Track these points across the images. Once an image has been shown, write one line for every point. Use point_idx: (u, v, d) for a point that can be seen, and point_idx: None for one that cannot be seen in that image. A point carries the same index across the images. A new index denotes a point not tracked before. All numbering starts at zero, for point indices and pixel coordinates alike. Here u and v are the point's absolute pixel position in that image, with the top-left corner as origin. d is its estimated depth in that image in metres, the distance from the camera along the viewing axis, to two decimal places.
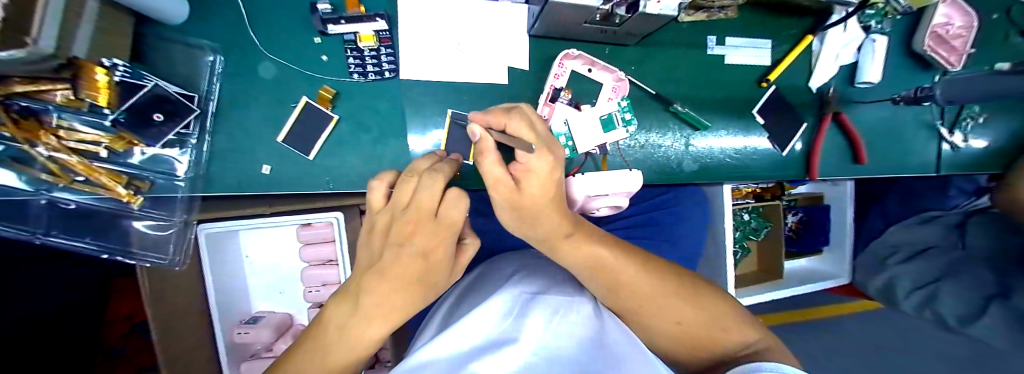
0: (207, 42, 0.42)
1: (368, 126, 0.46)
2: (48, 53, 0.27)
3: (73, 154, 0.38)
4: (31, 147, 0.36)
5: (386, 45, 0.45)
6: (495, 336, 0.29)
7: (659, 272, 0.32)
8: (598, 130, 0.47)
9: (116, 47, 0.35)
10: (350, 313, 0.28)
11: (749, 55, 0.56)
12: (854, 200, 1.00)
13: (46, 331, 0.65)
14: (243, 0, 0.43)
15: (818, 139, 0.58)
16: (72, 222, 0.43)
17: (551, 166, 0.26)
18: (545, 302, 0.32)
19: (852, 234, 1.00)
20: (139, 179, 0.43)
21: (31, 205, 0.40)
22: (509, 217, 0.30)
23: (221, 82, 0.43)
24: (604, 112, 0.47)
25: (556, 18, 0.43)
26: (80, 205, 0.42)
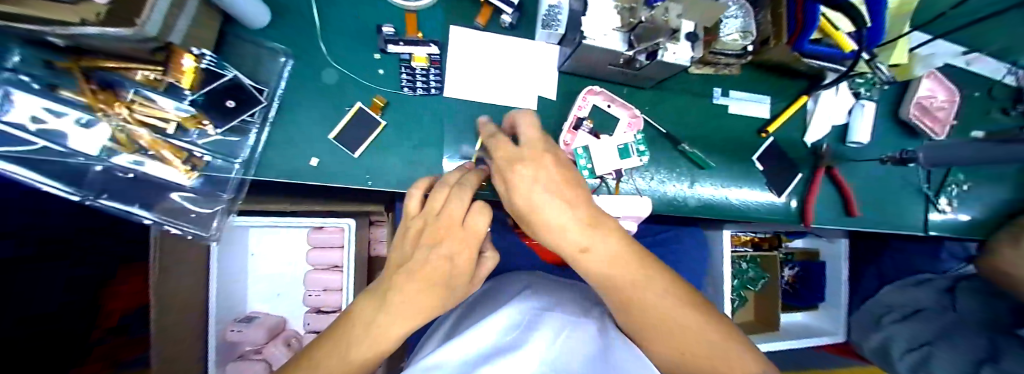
0: (284, 47, 0.49)
1: (409, 134, 0.52)
2: (150, 36, 0.34)
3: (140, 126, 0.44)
4: (104, 117, 0.43)
5: (435, 67, 0.51)
6: (506, 346, 0.31)
7: (681, 295, 0.30)
8: (615, 157, 0.50)
9: (203, 40, 0.43)
10: (378, 310, 0.30)
11: (750, 108, 0.63)
12: (846, 258, 1.07)
13: (46, 331, 0.67)
14: (319, 17, 0.50)
15: (811, 191, 0.63)
16: (123, 189, 0.48)
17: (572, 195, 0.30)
18: (553, 320, 0.35)
19: (845, 291, 1.06)
20: (197, 157, 0.47)
21: (92, 170, 0.46)
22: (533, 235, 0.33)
23: (288, 82, 0.49)
24: (621, 141, 0.50)
25: (584, 59, 0.50)
26: (136, 174, 0.47)
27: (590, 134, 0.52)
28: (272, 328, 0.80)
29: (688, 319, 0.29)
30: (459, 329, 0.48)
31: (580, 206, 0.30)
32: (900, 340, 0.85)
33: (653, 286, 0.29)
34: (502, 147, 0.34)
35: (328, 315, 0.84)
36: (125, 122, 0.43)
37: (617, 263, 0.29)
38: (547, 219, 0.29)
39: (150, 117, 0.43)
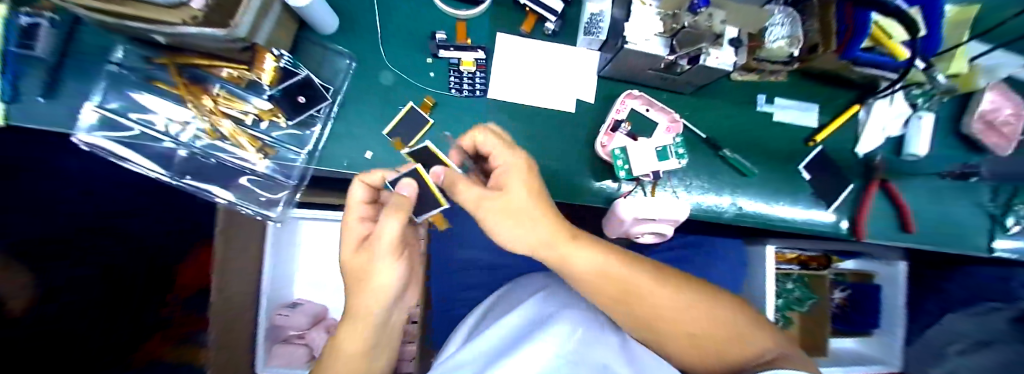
0: (348, 52, 0.54)
1: (453, 132, 0.55)
2: (240, 37, 0.40)
3: (223, 116, 0.52)
4: (196, 108, 0.51)
5: (481, 71, 0.55)
6: (503, 342, 0.40)
7: (669, 287, 0.40)
8: (652, 159, 0.50)
9: (281, 41, 0.49)
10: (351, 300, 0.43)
11: (797, 116, 0.61)
12: (906, 284, 0.98)
13: (46, 332, 0.56)
14: (379, 24, 0.55)
15: (863, 205, 0.60)
16: (205, 173, 0.55)
17: (521, 163, 0.40)
18: (564, 318, 0.41)
19: (901, 318, 1.00)
20: (268, 146, 0.53)
21: (178, 155, 0.54)
22: (498, 222, 0.39)
23: (350, 81, 0.54)
24: (659, 144, 0.51)
25: (624, 63, 0.51)
26: (217, 160, 0.55)
27: (628, 137, 0.53)
28: (314, 314, 0.85)
29: (674, 302, 0.39)
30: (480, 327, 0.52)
31: (541, 199, 0.40)
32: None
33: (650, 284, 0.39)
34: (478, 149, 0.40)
35: None
36: (208, 114, 0.51)
37: (607, 271, 0.39)
38: (510, 203, 0.38)
39: (230, 110, 0.51)
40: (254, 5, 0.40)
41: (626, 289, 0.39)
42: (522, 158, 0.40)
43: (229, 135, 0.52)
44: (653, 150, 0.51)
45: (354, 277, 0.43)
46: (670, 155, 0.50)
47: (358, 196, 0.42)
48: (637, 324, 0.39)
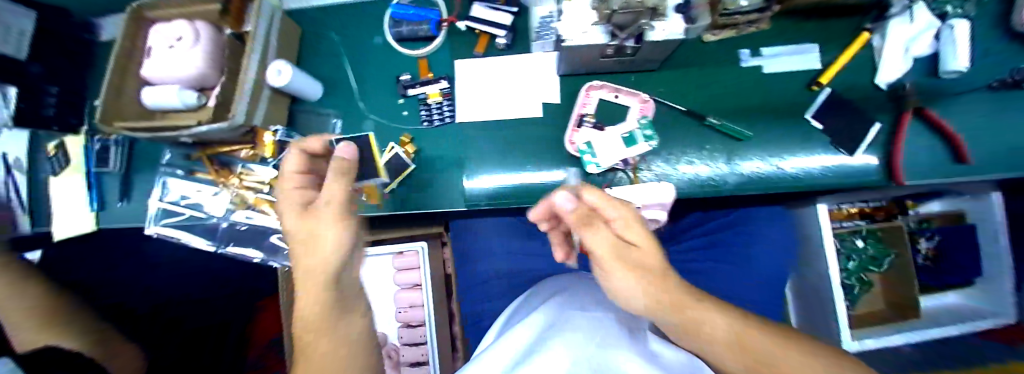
0: (334, 111, 0.61)
1: (434, 161, 0.59)
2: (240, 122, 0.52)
3: (247, 189, 0.63)
4: (229, 187, 0.63)
5: (448, 99, 0.59)
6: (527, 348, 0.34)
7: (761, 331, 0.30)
8: (621, 146, 0.50)
9: (279, 116, 0.59)
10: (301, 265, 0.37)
11: (792, 61, 0.54)
12: (1004, 221, 0.82)
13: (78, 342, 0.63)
14: (353, 80, 0.61)
15: (896, 143, 0.52)
16: (241, 238, 0.64)
17: (627, 215, 0.37)
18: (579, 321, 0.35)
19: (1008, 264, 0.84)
20: None
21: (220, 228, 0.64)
22: (615, 267, 0.34)
23: (339, 137, 0.61)
24: (625, 130, 0.50)
25: (573, 57, 0.51)
26: (248, 226, 0.64)
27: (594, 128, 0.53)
28: None
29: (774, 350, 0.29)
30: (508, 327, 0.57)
31: (645, 242, 0.36)
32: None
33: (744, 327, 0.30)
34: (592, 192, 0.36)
35: (417, 329, 0.93)
36: (237, 189, 0.63)
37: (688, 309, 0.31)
38: (625, 237, 0.36)
39: (254, 180, 0.62)
40: (245, 95, 0.52)
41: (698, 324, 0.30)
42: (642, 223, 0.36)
43: (255, 202, 0.63)
44: (620, 137, 0.50)
45: (300, 244, 0.39)
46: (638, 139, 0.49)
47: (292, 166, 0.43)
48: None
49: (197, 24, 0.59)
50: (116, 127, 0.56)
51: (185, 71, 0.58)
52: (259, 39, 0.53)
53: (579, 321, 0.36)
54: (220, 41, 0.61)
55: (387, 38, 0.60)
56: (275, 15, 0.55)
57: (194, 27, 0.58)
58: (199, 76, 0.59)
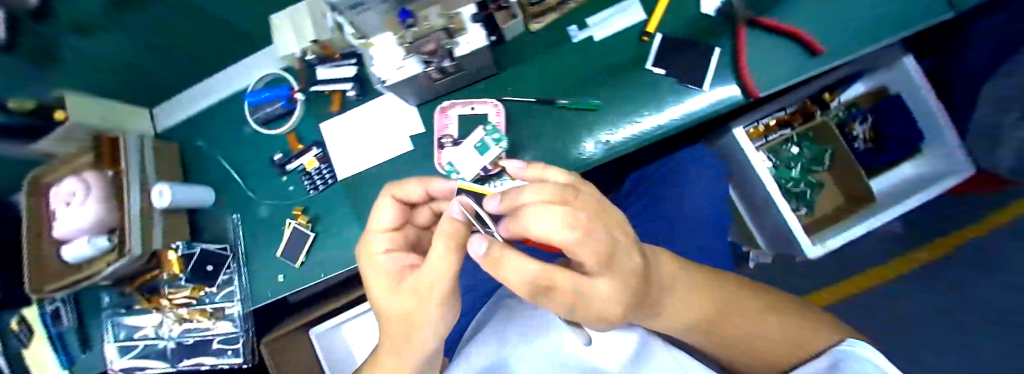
0: (229, 208, 0.64)
1: (331, 223, 0.61)
2: (137, 253, 0.53)
3: (175, 308, 0.63)
4: (160, 313, 0.63)
5: (324, 162, 0.61)
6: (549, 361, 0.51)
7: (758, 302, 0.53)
8: (476, 156, 0.52)
9: (179, 231, 0.61)
10: (401, 342, 0.42)
11: (618, 20, 0.56)
12: (924, 83, 0.76)
13: None
14: (237, 173, 0.64)
15: (740, 59, 0.53)
16: (189, 352, 0.65)
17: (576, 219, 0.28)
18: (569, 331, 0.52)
19: (944, 120, 0.79)
20: (215, 311, 0.63)
21: (167, 350, 0.65)
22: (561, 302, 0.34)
23: (242, 230, 0.63)
24: (475, 140, 0.52)
25: (412, 90, 0.54)
26: (192, 340, 0.64)
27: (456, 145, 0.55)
28: None
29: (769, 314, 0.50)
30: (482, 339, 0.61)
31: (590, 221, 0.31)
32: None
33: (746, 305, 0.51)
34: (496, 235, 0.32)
35: None
36: (171, 309, 0.62)
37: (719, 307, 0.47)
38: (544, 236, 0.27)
39: (183, 296, 0.62)
40: (133, 226, 0.53)
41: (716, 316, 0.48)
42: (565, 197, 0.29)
43: (188, 317, 0.63)
44: (473, 148, 0.52)
45: (395, 325, 0.42)
46: (489, 144, 0.51)
47: (386, 220, 0.47)
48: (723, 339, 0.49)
49: (85, 175, 0.57)
50: (42, 294, 0.55)
51: (82, 220, 0.55)
52: (133, 169, 0.55)
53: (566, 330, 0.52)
54: (110, 181, 0.59)
55: (252, 126, 0.63)
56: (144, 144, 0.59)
57: (80, 179, 0.56)
58: (99, 220, 0.57)
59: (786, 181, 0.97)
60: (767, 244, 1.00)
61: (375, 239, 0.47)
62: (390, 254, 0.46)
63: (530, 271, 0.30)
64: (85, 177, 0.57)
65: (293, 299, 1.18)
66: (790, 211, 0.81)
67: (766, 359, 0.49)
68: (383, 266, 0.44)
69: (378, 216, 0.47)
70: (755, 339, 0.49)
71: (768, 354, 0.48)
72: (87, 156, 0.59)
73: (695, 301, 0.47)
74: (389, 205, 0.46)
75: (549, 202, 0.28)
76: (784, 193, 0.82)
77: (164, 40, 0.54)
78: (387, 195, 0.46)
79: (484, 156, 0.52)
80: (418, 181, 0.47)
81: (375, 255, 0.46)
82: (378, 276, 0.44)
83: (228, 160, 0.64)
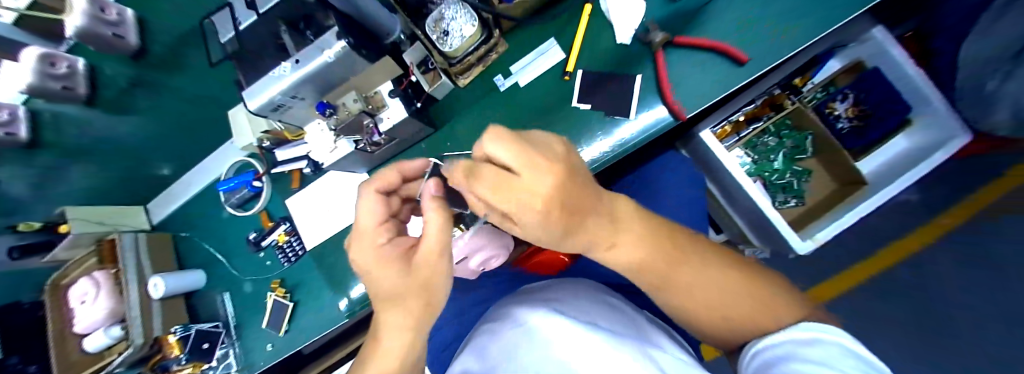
0: (219, 288, 0.70)
1: (307, 290, 0.65)
2: (140, 340, 0.59)
3: None
4: None
5: (293, 234, 0.66)
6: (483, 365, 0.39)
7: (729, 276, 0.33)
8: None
9: (177, 316, 0.66)
10: (396, 325, 0.33)
11: (539, 63, 0.59)
12: (897, 50, 0.74)
13: None
14: (222, 254, 0.70)
15: (662, 82, 0.53)
16: None
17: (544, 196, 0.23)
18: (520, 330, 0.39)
19: (931, 92, 0.76)
20: None
21: None
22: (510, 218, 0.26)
23: (232, 306, 0.68)
24: None
25: (356, 164, 0.58)
26: None
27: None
28: None
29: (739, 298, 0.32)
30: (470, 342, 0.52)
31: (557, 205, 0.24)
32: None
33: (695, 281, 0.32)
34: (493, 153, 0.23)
35: None
36: None
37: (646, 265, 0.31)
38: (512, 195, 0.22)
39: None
40: (135, 317, 0.59)
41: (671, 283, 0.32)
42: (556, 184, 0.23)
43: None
44: None
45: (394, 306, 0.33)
46: None
47: (369, 211, 0.35)
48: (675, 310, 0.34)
49: (93, 275, 0.63)
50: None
51: (95, 316, 0.61)
52: (129, 266, 0.61)
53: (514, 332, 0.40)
54: (114, 278, 0.64)
55: (228, 210, 0.69)
56: (140, 239, 0.65)
57: (93, 279, 0.63)
58: (110, 311, 0.62)
59: (771, 174, 0.96)
60: (758, 240, 0.97)
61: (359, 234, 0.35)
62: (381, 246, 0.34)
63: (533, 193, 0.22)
64: (93, 277, 0.63)
65: (308, 350, 1.22)
66: (769, 206, 0.80)
67: (715, 330, 0.34)
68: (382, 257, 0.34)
69: (366, 207, 0.35)
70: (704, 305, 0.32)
71: (704, 321, 0.33)
72: (91, 260, 0.65)
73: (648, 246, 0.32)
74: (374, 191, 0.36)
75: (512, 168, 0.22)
76: (762, 190, 0.80)
77: (173, 123, 0.70)
78: (375, 181, 0.36)
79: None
80: (392, 165, 0.39)
81: (368, 234, 0.35)
82: (365, 272, 0.34)
83: (213, 243, 0.71)
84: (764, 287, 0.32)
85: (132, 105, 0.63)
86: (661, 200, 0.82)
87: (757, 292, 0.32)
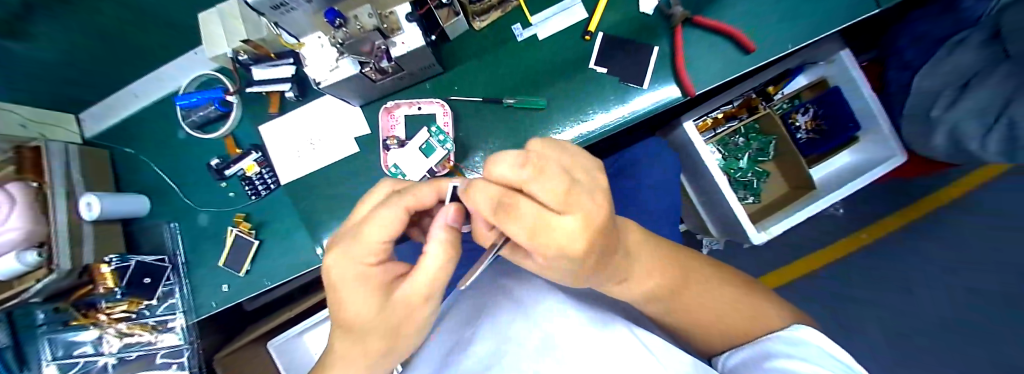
0: (167, 218, 0.61)
1: (278, 229, 0.59)
2: (68, 268, 0.47)
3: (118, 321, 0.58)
4: (103, 327, 0.58)
5: (265, 165, 0.59)
6: (519, 333, 0.37)
7: (730, 284, 0.46)
8: (421, 158, 0.55)
9: (115, 243, 0.57)
10: (364, 339, 0.35)
11: (559, 19, 0.57)
12: (858, 71, 0.85)
13: None
14: (176, 182, 0.62)
15: (678, 57, 0.54)
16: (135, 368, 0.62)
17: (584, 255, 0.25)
18: (556, 310, 0.40)
19: (878, 111, 0.87)
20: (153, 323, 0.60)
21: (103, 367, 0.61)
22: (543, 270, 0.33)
23: (183, 239, 0.61)
24: (420, 142, 0.56)
25: (354, 94, 0.53)
26: (138, 354, 0.61)
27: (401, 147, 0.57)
28: None
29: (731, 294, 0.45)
30: (459, 302, 0.50)
31: (592, 260, 0.26)
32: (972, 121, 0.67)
33: (711, 282, 0.44)
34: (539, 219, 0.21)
35: None
36: (109, 325, 0.58)
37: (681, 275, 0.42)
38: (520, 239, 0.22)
39: (121, 311, 0.56)
40: (61, 238, 0.47)
41: (695, 286, 0.43)
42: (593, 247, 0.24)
43: (128, 331, 0.60)
44: (419, 150, 0.56)
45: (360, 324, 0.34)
46: (434, 147, 0.55)
47: (384, 224, 0.30)
48: (692, 310, 0.43)
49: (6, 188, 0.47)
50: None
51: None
52: (58, 180, 0.50)
53: (550, 309, 0.40)
54: (35, 193, 0.50)
55: (185, 130, 0.60)
56: (70, 149, 0.54)
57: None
58: (22, 233, 0.47)
59: (736, 171, 1.05)
60: (718, 230, 1.05)
61: (354, 232, 0.32)
62: (371, 267, 0.32)
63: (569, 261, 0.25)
64: (4, 190, 0.48)
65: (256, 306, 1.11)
66: (735, 199, 0.86)
67: (724, 324, 0.43)
68: (372, 280, 0.32)
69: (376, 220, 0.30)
70: (701, 315, 0.43)
71: (717, 320, 0.43)
72: (10, 168, 0.49)
73: (681, 267, 0.43)
74: (397, 210, 0.30)
75: (542, 246, 0.22)
76: (731, 185, 0.87)
77: (90, 41, 0.50)
78: (403, 203, 0.30)
79: (429, 157, 0.55)
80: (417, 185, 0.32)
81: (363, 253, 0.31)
82: (342, 283, 0.32)
83: (165, 167, 0.62)
84: (759, 298, 0.45)
85: (25, 32, 0.43)
86: (645, 181, 0.86)
87: (752, 298, 0.45)
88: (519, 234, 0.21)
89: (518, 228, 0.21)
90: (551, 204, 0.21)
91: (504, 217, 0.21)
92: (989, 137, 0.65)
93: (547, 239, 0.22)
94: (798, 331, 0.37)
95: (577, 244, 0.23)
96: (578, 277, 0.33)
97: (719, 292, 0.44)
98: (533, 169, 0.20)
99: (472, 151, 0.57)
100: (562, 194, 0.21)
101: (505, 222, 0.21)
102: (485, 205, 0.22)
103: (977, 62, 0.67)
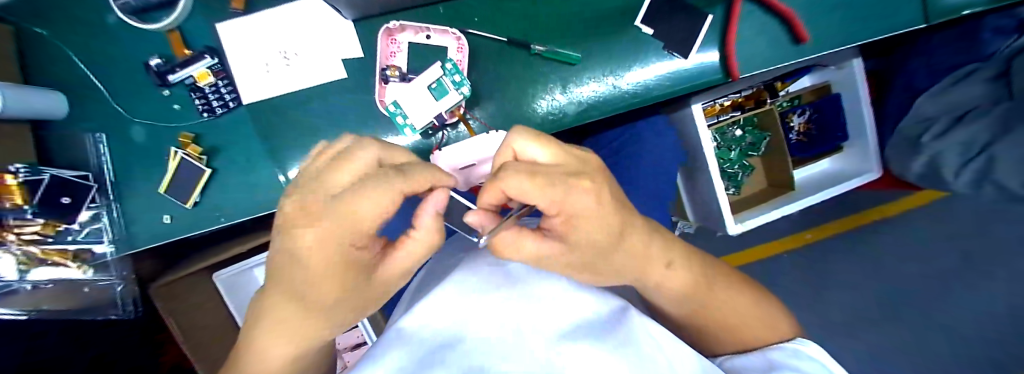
0: (87, 125, 0.48)
1: (238, 158, 0.49)
2: None
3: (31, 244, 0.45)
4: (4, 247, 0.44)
5: (222, 77, 0.47)
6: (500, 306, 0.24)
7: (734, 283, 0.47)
8: (431, 100, 0.46)
9: (23, 150, 0.43)
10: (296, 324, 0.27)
11: None
12: (864, 82, 0.85)
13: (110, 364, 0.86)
14: (98, 78, 0.48)
15: (730, 33, 0.48)
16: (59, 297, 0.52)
17: (596, 203, 0.25)
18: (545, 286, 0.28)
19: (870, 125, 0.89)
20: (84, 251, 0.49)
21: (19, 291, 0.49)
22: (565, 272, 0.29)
23: (110, 154, 0.48)
24: (430, 79, 0.46)
25: (349, 4, 0.42)
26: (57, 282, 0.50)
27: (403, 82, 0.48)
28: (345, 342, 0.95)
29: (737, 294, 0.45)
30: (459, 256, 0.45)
31: (607, 216, 0.26)
32: (953, 153, 0.70)
33: (727, 291, 0.44)
34: (529, 171, 0.22)
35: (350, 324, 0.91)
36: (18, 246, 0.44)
37: (703, 276, 0.41)
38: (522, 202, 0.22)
39: (32, 232, 0.44)
40: None
41: (711, 288, 0.42)
42: (596, 194, 0.25)
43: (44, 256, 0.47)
44: (427, 88, 0.46)
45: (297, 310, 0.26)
46: (446, 88, 0.46)
47: (358, 221, 0.20)
48: (703, 317, 0.42)
49: None
50: None
51: None
52: None
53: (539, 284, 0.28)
54: None
55: (117, 13, 0.45)
56: None
57: None
58: None
59: (725, 162, 1.06)
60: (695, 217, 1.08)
61: (321, 206, 0.20)
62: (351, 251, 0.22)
63: (589, 214, 0.24)
64: None
65: None
66: (722, 192, 0.87)
67: (731, 326, 0.43)
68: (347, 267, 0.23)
69: (355, 218, 0.19)
70: (711, 314, 0.42)
71: (721, 329, 0.42)
72: None
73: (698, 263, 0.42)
74: (392, 198, 0.19)
75: (550, 198, 0.22)
76: (722, 176, 0.87)
77: None
78: (399, 188, 0.19)
79: (439, 100, 0.47)
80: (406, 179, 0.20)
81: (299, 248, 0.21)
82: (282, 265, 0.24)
83: (78, 55, 0.47)
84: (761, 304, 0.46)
85: None
86: (646, 160, 0.83)
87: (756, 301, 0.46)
88: (527, 185, 0.21)
89: (520, 177, 0.21)
90: (565, 167, 0.25)
91: (498, 177, 0.22)
92: (964, 171, 0.69)
93: (550, 183, 0.22)
94: (803, 350, 0.39)
95: (583, 187, 0.24)
96: (602, 268, 0.30)
97: (732, 293, 0.44)
98: (546, 143, 0.26)
99: (483, 101, 0.50)
100: (567, 162, 0.26)
101: (497, 177, 0.21)
102: (518, 167, 0.22)
103: (980, 97, 0.69)
